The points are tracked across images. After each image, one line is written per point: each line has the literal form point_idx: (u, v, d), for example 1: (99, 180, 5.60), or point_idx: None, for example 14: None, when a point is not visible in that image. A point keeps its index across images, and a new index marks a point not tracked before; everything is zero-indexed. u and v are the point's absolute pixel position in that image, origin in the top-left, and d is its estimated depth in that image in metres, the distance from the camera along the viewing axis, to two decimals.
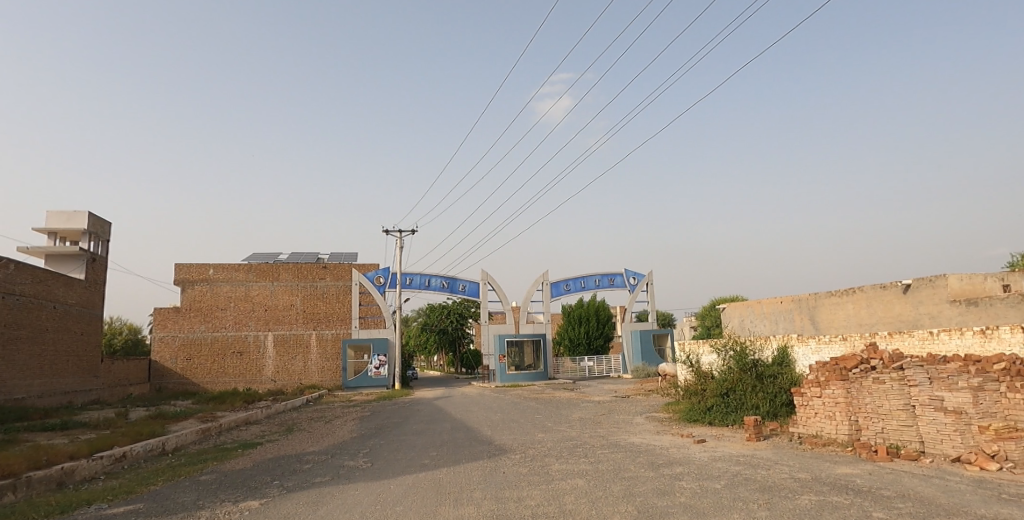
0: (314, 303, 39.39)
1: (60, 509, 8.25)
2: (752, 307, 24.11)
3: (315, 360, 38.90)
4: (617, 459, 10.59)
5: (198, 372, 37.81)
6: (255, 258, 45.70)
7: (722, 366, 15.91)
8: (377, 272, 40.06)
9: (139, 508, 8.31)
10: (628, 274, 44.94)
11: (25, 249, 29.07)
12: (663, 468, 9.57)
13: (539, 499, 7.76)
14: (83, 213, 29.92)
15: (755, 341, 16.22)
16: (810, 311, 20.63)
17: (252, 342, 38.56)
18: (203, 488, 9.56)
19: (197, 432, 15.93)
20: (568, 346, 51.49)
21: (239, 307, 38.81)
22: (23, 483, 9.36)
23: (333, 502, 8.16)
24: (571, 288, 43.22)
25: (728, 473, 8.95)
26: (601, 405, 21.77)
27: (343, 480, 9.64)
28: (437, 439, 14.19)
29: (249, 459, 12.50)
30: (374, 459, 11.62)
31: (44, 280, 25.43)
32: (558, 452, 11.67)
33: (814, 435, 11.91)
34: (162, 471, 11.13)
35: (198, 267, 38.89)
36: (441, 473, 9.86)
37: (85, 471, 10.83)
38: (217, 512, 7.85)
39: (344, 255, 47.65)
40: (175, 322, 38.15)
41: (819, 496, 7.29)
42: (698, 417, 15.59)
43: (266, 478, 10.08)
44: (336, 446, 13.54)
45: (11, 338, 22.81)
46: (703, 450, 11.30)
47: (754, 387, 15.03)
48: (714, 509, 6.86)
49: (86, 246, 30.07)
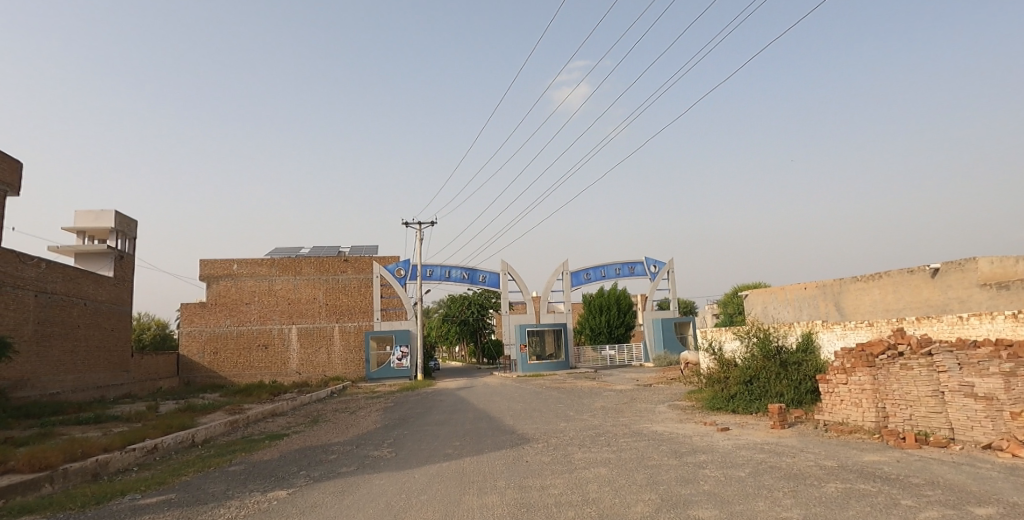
0: (337, 295, 39.97)
1: (95, 499, 8.51)
2: (775, 294, 23.77)
3: (338, 351, 39.48)
4: (640, 447, 10.58)
5: (225, 365, 38.52)
6: (277, 253, 46.38)
7: (746, 353, 15.83)
8: (397, 265, 40.35)
9: (171, 498, 8.54)
10: (648, 262, 44.67)
11: (56, 248, 29.92)
12: (687, 456, 9.55)
13: (562, 487, 7.81)
14: (110, 212, 30.69)
15: (778, 328, 16.01)
16: (835, 297, 20.34)
17: (277, 335, 39.16)
18: (232, 478, 9.78)
19: (225, 424, 16.31)
20: (590, 336, 51.40)
21: (264, 301, 39.41)
22: (59, 476, 9.67)
23: (358, 491, 8.31)
24: (592, 277, 43.14)
25: (752, 461, 8.88)
26: (623, 394, 21.69)
27: (369, 470, 9.77)
28: (460, 428, 14.33)
29: (276, 449, 12.76)
30: (398, 448, 11.77)
31: (75, 278, 26.13)
32: (581, 440, 11.72)
33: (841, 423, 11.79)
34: (193, 462, 11.44)
35: (222, 262, 39.49)
36: (465, 463, 9.97)
37: (119, 463, 11.16)
38: (247, 501, 8.05)
39: (365, 248, 48.13)
40: (201, 317, 38.86)
41: (846, 484, 7.23)
42: (722, 404, 15.48)
43: (292, 469, 10.27)
44: (361, 437, 13.74)
45: (44, 334, 23.46)
46: (727, 438, 11.28)
47: (778, 374, 14.91)
48: (739, 498, 6.83)
49: (114, 244, 30.84)
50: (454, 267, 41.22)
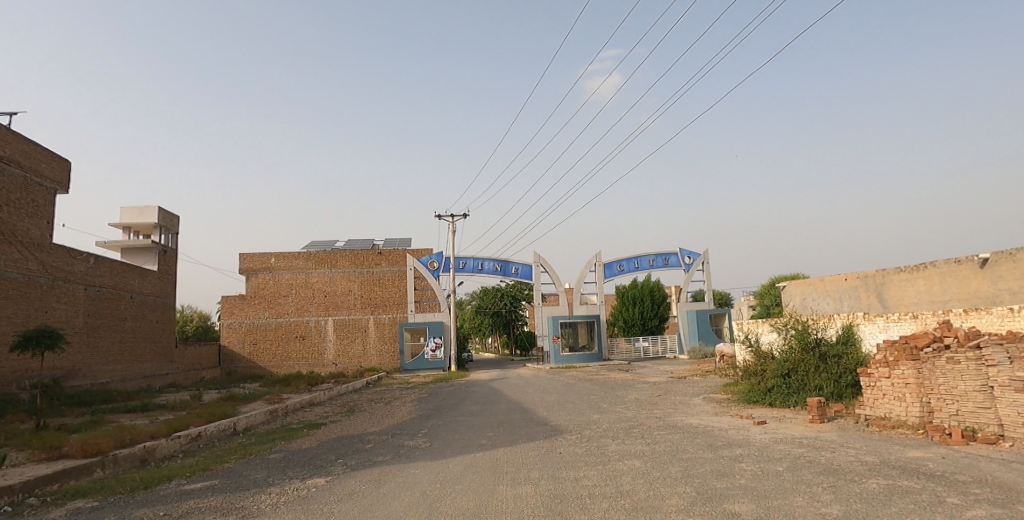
0: (371, 288, 40.64)
1: (144, 484, 8.88)
2: (815, 285, 23.21)
3: (373, 343, 40.16)
4: (675, 440, 10.51)
5: (265, 355, 39.56)
6: (314, 247, 47.36)
7: (783, 345, 15.57)
8: (431, 257, 40.71)
9: (215, 484, 8.86)
10: (683, 253, 44.09)
11: (103, 243, 31.11)
12: (722, 449, 9.44)
13: (596, 479, 7.84)
14: (153, 208, 31.72)
15: (817, 320, 15.65)
16: (877, 288, 19.77)
17: (313, 327, 40.01)
18: (273, 466, 10.08)
19: (265, 413, 16.80)
20: (623, 327, 51.03)
21: (301, 294, 40.28)
22: (110, 461, 10.12)
23: (394, 479, 8.48)
24: (625, 269, 42.82)
25: (790, 456, 8.75)
26: (657, 386, 21.53)
27: (404, 460, 9.95)
28: (494, 419, 14.46)
29: (314, 438, 13.09)
30: (433, 438, 11.95)
31: (121, 272, 27.12)
32: (614, 433, 11.69)
33: (883, 417, 11.50)
34: (235, 450, 11.82)
35: (261, 256, 40.48)
36: (499, 453, 10.07)
37: (165, 450, 11.61)
38: (287, 488, 8.30)
39: (398, 240, 48.76)
40: (241, 309, 39.93)
41: (888, 480, 7.06)
42: (759, 398, 15.23)
43: (330, 457, 10.54)
44: (396, 427, 13.98)
45: (94, 326, 24.45)
46: (764, 431, 11.11)
47: (817, 368, 14.61)
48: (776, 492, 6.75)
49: (158, 239, 31.90)
50: (486, 259, 41.40)
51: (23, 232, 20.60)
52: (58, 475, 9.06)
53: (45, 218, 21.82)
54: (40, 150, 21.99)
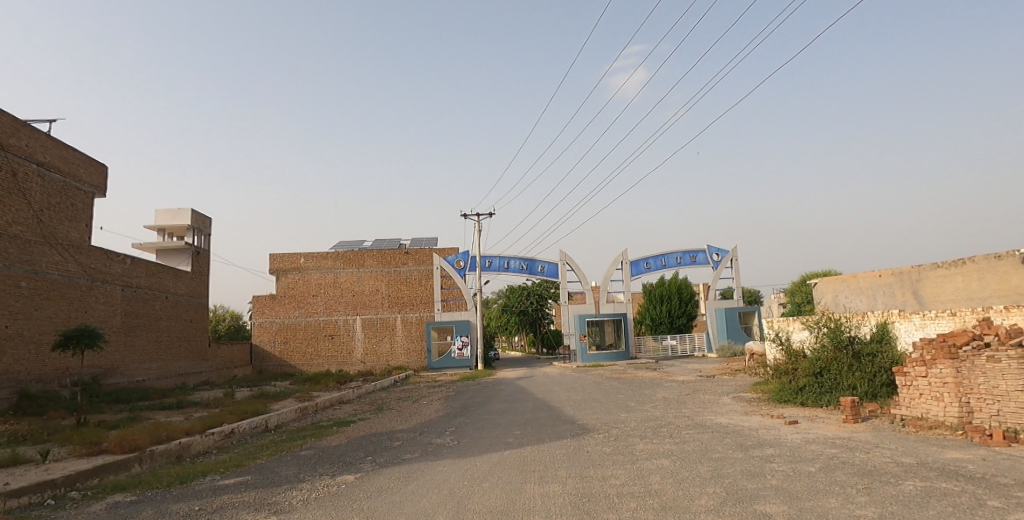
0: (398, 287, 41.05)
1: (180, 479, 9.14)
2: (847, 282, 22.69)
3: (401, 341, 40.58)
4: (704, 439, 10.41)
5: (295, 354, 40.24)
6: (341, 247, 47.98)
7: (816, 344, 15.28)
8: (456, 256, 40.87)
9: (248, 480, 9.06)
10: (711, 250, 43.55)
11: (139, 245, 32.02)
12: (753, 449, 9.32)
13: (624, 478, 7.81)
14: (186, 210, 32.51)
15: (850, 318, 15.30)
16: (913, 285, 19.27)
17: (342, 325, 40.57)
18: (304, 462, 10.28)
19: (296, 410, 17.13)
20: (651, 326, 50.60)
21: (330, 293, 40.87)
22: (147, 457, 10.42)
23: (422, 477, 8.56)
24: (652, 267, 42.47)
25: (823, 456, 8.60)
26: (685, 385, 21.32)
27: (432, 457, 10.06)
28: (521, 418, 14.51)
29: (343, 435, 13.31)
30: (460, 436, 12.04)
31: (157, 273, 27.88)
32: (642, 431, 11.63)
33: (920, 418, 11.20)
34: (267, 447, 12.09)
35: (290, 256, 41.16)
36: (527, 451, 10.11)
37: (200, 446, 11.92)
38: (317, 484, 8.46)
39: (425, 240, 49.09)
40: (271, 308, 40.68)
41: (925, 482, 6.90)
42: (790, 397, 14.98)
43: (360, 454, 10.71)
44: (423, 425, 14.12)
45: (131, 326, 25.18)
46: (796, 431, 10.93)
47: (851, 367, 14.29)
48: (809, 493, 6.65)
49: (191, 240, 32.70)
50: (512, 257, 41.47)
51: (63, 235, 21.33)
52: (98, 470, 9.37)
53: (83, 221, 22.55)
54: (79, 156, 22.73)
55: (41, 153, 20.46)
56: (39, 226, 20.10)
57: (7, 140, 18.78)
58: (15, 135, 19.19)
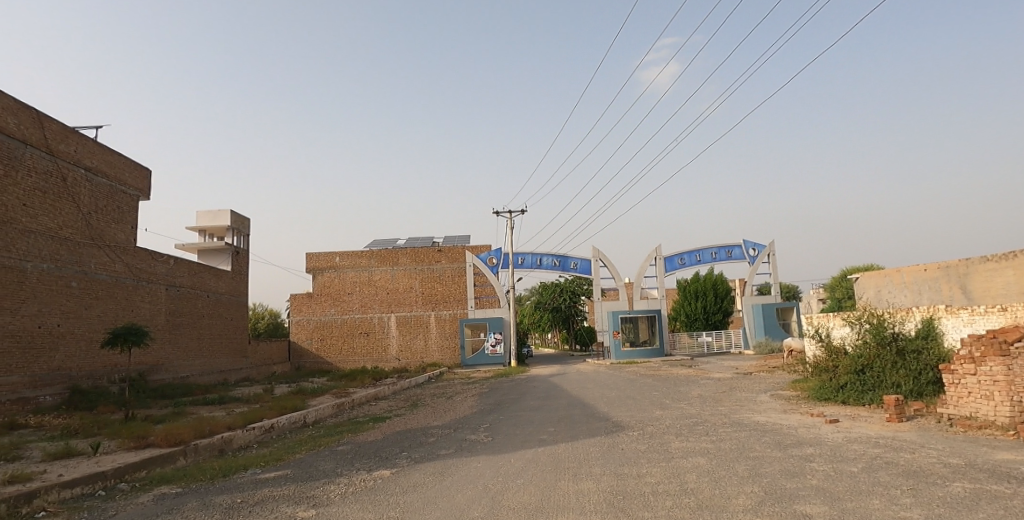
0: (432, 285, 41.45)
1: (223, 472, 9.44)
2: (890, 277, 21.96)
3: (435, 338, 40.96)
4: (741, 437, 10.26)
5: (331, 351, 41.01)
6: (375, 245, 48.69)
7: (857, 340, 14.90)
8: (490, 253, 41.10)
9: (287, 473, 9.31)
10: (747, 245, 42.74)
11: (182, 245, 33.07)
12: (792, 448, 9.15)
13: (659, 476, 7.75)
14: (226, 211, 33.40)
15: (894, 313, 14.84)
16: (961, 279, 18.62)
17: (377, 323, 41.17)
18: (341, 457, 10.50)
19: (333, 406, 17.48)
20: (685, 322, 49.93)
21: (364, 291, 41.51)
22: (191, 450, 10.79)
23: (457, 473, 8.66)
24: (686, 262, 41.91)
25: (866, 456, 8.39)
26: (721, 382, 20.99)
27: (466, 453, 10.16)
28: (554, 415, 14.51)
29: (379, 431, 13.54)
30: (494, 433, 12.12)
31: (199, 273, 28.72)
32: (677, 429, 11.52)
33: (968, 417, 10.83)
34: (305, 441, 12.39)
35: (326, 255, 41.93)
36: (560, 448, 10.12)
37: (241, 440, 12.28)
38: (354, 479, 8.63)
39: (457, 238, 49.45)
40: (308, 306, 41.52)
41: (974, 484, 6.68)
42: (831, 395, 14.62)
43: (396, 449, 10.89)
44: (457, 421, 14.25)
45: (175, 324, 26.03)
46: (837, 431, 10.67)
47: (895, 364, 13.87)
48: (851, 494, 6.50)
49: (231, 241, 33.60)
50: (545, 254, 41.44)
51: (110, 237, 22.16)
52: (145, 463, 9.75)
53: (128, 223, 23.38)
54: (125, 161, 23.58)
55: (88, 158, 21.28)
56: (88, 228, 20.93)
57: (56, 146, 19.58)
58: (65, 141, 20.00)
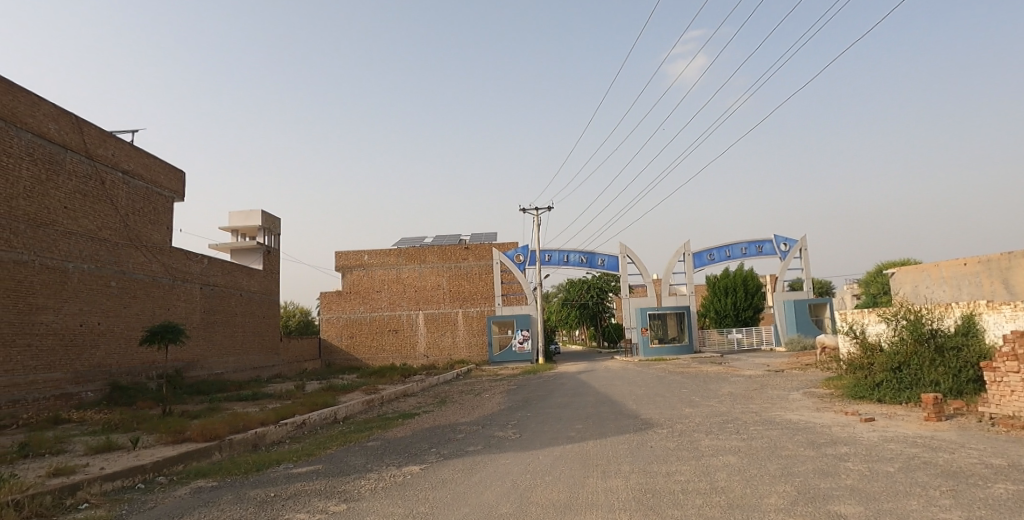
0: (459, 282, 41.66)
1: (256, 467, 9.65)
2: (928, 272, 21.37)
3: (462, 335, 41.18)
4: (773, 436, 10.10)
5: (361, 348, 41.55)
6: (403, 243, 49.14)
7: (893, 337, 14.50)
8: (517, 251, 41.37)
9: (319, 468, 9.47)
10: (779, 240, 41.95)
11: (215, 245, 33.84)
12: (826, 447, 8.97)
13: (689, 475, 7.67)
14: (257, 211, 34.06)
15: (932, 309, 14.38)
16: (1003, 274, 18.23)
17: (405, 320, 41.57)
18: (371, 453, 10.64)
19: (362, 403, 17.71)
20: (715, 319, 49.28)
21: (393, 289, 41.94)
22: (226, 445, 11.06)
23: (485, 469, 8.70)
24: (716, 258, 41.34)
25: (903, 456, 8.18)
26: (752, 379, 20.68)
27: (494, 450, 10.21)
28: (582, 412, 14.48)
29: (408, 427, 13.68)
30: (522, 430, 12.14)
31: (231, 272, 29.34)
32: (708, 427, 11.39)
33: (1011, 416, 10.47)
34: (336, 437, 12.59)
35: (355, 254, 42.46)
36: (589, 445, 10.10)
37: (274, 435, 12.54)
38: (384, 474, 8.74)
39: (484, 235, 49.62)
40: (338, 304, 42.12)
41: (1018, 485, 6.45)
42: (866, 393, 14.33)
43: (424, 446, 10.99)
44: (485, 418, 14.31)
45: (209, 322, 26.67)
46: (873, 429, 10.42)
47: (933, 361, 13.50)
48: (888, 494, 6.34)
49: (263, 240, 34.26)
50: (572, 251, 41.30)
51: (147, 238, 22.78)
52: (182, 457, 10.03)
53: (164, 224, 24.00)
54: (160, 164, 24.23)
55: (126, 162, 21.91)
56: (126, 229, 21.56)
57: (95, 150, 20.21)
58: (103, 145, 20.64)
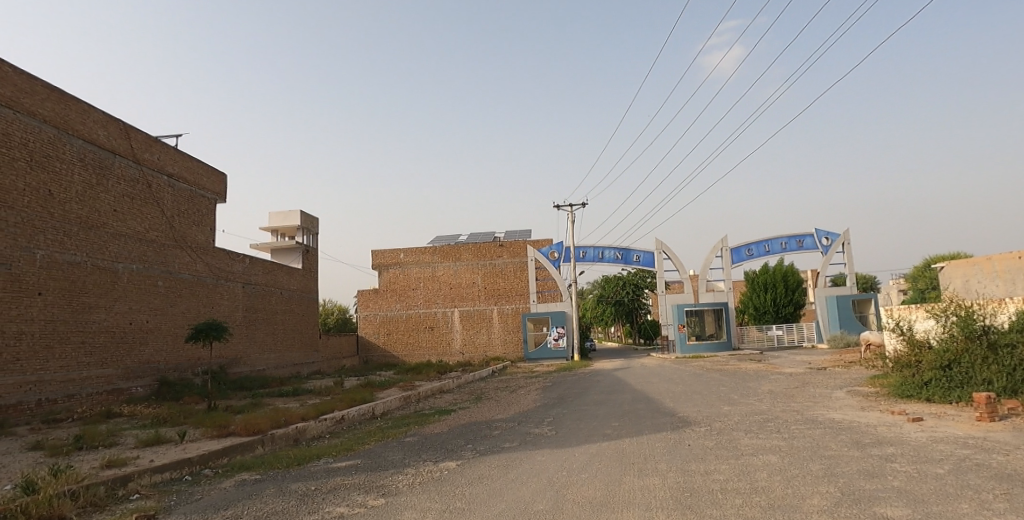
0: (494, 279, 41.81)
1: (297, 461, 9.90)
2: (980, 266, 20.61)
3: (497, 332, 41.32)
4: (816, 435, 9.85)
5: (398, 345, 42.10)
6: (438, 241, 49.57)
7: (942, 333, 13.91)
8: (551, 248, 41.34)
9: (357, 463, 9.64)
10: (820, 234, 40.82)
11: (256, 244, 34.74)
12: (872, 447, 8.69)
13: (728, 474, 7.55)
14: (296, 212, 34.83)
15: (984, 304, 13.68)
16: None
17: (441, 317, 41.95)
18: (408, 448, 10.79)
19: (399, 399, 17.94)
20: (754, 315, 48.30)
21: (428, 287, 42.37)
22: (268, 439, 11.36)
23: (521, 466, 8.72)
24: (755, 253, 40.48)
25: (953, 457, 7.87)
26: (793, 377, 20.19)
27: (529, 446, 10.22)
28: (618, 409, 14.40)
29: (444, 424, 13.80)
30: (558, 427, 12.12)
31: (272, 271, 30.07)
32: (747, 426, 11.17)
33: None
34: (374, 432, 12.80)
35: (391, 252, 43.04)
36: (625, 443, 10.02)
37: (314, 430, 12.82)
38: (421, 470, 8.84)
39: (518, 232, 49.69)
40: (375, 302, 42.77)
41: None
42: (913, 392, 13.89)
43: (460, 442, 11.09)
44: (521, 415, 14.35)
45: (251, 320, 27.39)
46: (921, 430, 10.06)
47: (985, 359, 12.96)
48: (938, 497, 6.12)
49: (301, 240, 35.01)
50: (606, 248, 40.99)
51: (191, 239, 23.53)
52: (227, 450, 10.36)
53: (207, 225, 24.75)
54: (204, 167, 24.99)
55: (171, 166, 22.68)
56: (172, 230, 22.32)
57: (142, 155, 20.98)
58: (149, 149, 21.40)
